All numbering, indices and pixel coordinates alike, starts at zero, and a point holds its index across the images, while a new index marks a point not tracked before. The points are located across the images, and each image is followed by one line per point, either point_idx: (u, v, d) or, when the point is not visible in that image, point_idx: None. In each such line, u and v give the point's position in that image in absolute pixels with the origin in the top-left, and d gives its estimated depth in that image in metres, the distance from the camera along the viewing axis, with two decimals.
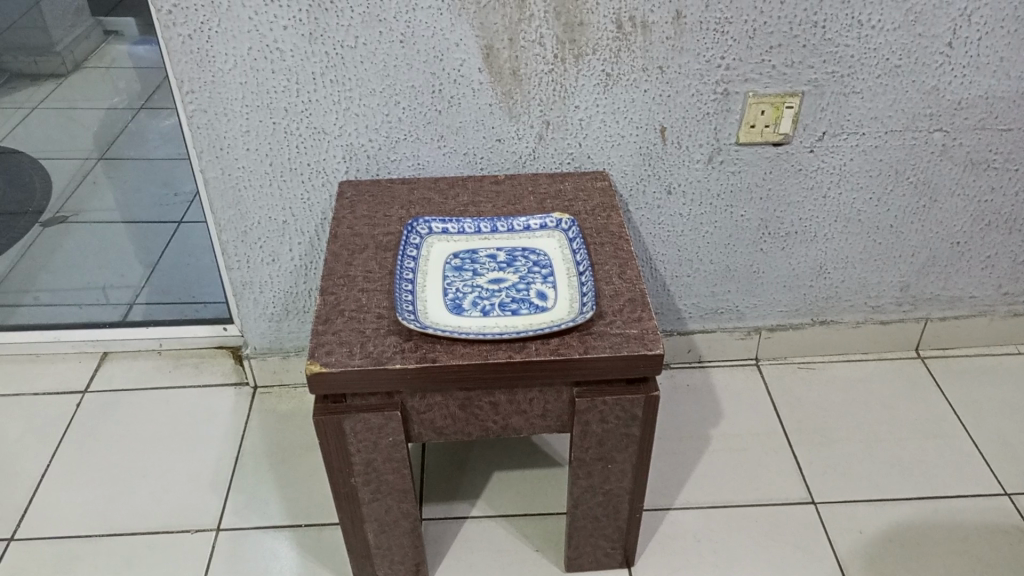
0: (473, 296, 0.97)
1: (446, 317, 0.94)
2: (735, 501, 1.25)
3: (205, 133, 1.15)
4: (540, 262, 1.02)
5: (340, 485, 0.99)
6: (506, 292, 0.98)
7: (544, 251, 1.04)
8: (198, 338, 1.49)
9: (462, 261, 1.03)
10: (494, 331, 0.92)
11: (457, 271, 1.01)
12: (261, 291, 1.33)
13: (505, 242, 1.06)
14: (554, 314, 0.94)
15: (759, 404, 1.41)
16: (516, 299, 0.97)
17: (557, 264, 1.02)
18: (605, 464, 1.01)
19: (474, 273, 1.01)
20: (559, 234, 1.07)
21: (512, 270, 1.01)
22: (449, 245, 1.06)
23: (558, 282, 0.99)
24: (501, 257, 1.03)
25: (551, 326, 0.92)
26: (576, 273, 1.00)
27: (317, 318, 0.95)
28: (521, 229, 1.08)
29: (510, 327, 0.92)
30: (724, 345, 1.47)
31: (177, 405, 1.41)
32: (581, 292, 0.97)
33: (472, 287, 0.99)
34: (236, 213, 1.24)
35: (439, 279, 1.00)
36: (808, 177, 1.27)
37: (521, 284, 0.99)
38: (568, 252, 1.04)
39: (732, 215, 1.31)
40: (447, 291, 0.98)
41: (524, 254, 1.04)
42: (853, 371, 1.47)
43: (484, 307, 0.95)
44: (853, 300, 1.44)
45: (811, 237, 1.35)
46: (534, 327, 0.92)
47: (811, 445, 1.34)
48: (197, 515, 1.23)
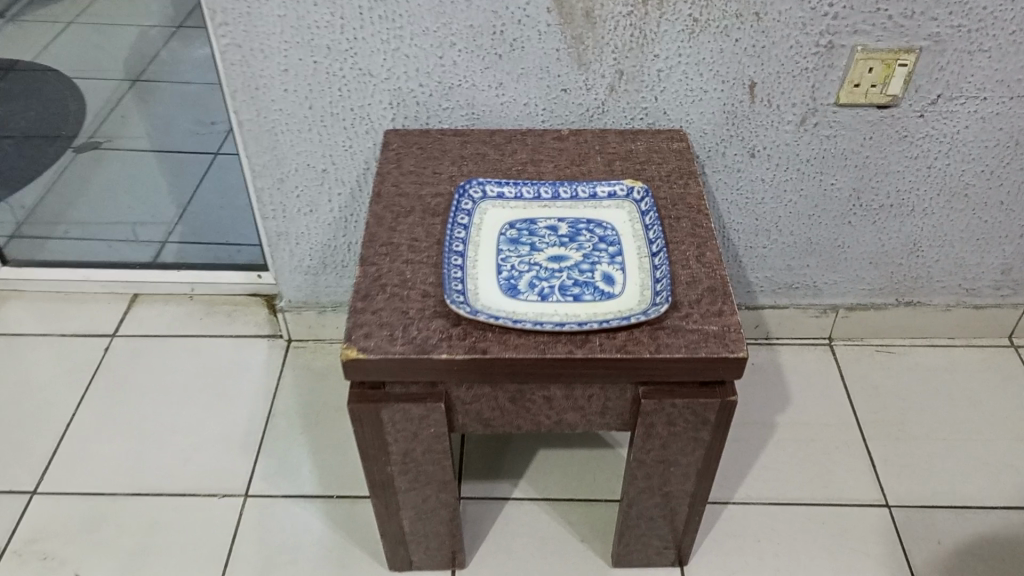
0: (530, 276, 0.86)
1: (498, 300, 0.83)
2: (801, 499, 1.15)
3: (239, 71, 1.03)
4: (607, 238, 0.90)
5: (375, 473, 0.90)
6: (568, 273, 0.86)
7: (612, 225, 0.92)
8: (233, 284, 1.41)
9: (519, 233, 0.91)
10: (553, 322, 0.81)
11: (513, 244, 0.90)
12: (298, 243, 1.23)
13: (568, 211, 0.94)
14: (622, 303, 0.83)
15: (831, 389, 1.30)
16: (579, 282, 0.85)
17: (627, 242, 0.90)
18: (667, 467, 0.91)
19: (532, 248, 0.90)
20: (630, 205, 0.94)
21: (575, 246, 0.89)
22: (505, 213, 0.94)
23: (628, 264, 0.87)
24: (564, 230, 0.92)
25: (619, 320, 0.80)
26: (649, 255, 0.88)
27: (355, 293, 0.85)
28: (586, 197, 0.96)
29: (571, 317, 0.81)
30: (795, 322, 1.34)
31: (209, 356, 1.34)
32: (654, 278, 0.85)
33: (529, 266, 0.87)
34: (272, 158, 1.13)
35: (493, 253, 0.89)
36: (913, 145, 1.12)
37: (585, 265, 0.87)
38: (640, 229, 0.92)
39: (822, 182, 1.16)
40: (501, 268, 0.87)
41: (589, 227, 0.92)
42: (938, 358, 1.34)
43: (542, 290, 0.84)
44: (946, 281, 1.30)
45: (907, 211, 1.20)
46: (599, 319, 0.81)
47: (887, 440, 1.22)
48: (225, 478, 1.17)
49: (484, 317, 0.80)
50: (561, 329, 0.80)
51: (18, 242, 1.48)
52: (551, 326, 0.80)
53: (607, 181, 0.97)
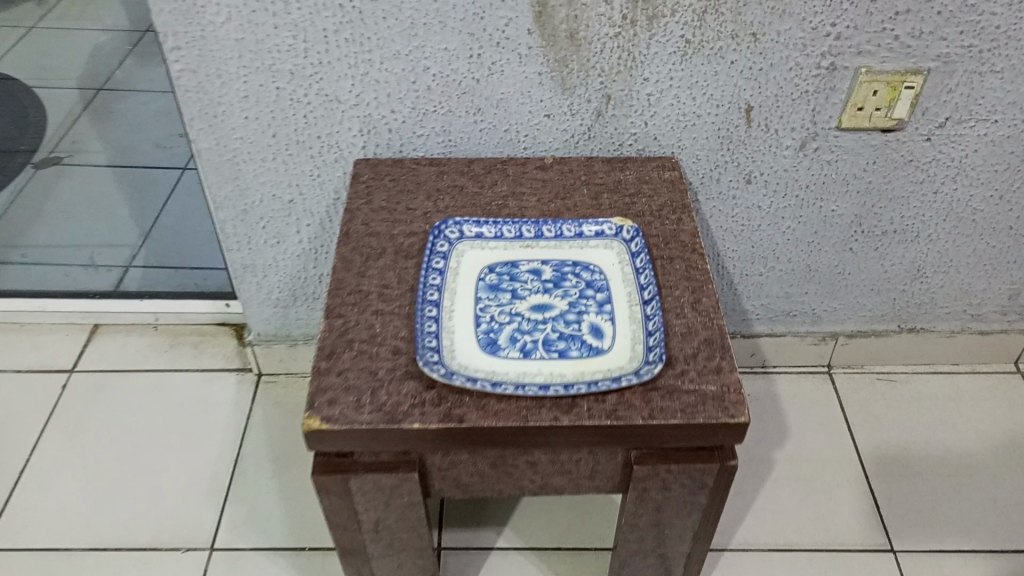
0: (512, 329, 0.79)
1: (476, 359, 0.76)
2: (802, 545, 1.09)
3: (194, 98, 0.95)
4: (595, 283, 0.83)
5: (345, 541, 0.83)
6: (552, 325, 0.79)
7: (600, 267, 0.85)
8: (199, 314, 1.34)
9: (499, 278, 0.84)
10: (536, 384, 0.73)
11: (493, 291, 0.83)
12: (265, 275, 1.16)
13: (552, 252, 0.87)
14: (611, 361, 0.76)
15: (831, 421, 1.24)
16: (565, 335, 0.78)
17: (616, 288, 0.83)
18: (661, 529, 0.85)
19: (514, 296, 0.82)
20: (619, 245, 0.87)
21: (559, 293, 0.82)
22: (484, 255, 0.87)
23: (617, 313, 0.80)
24: (547, 274, 0.84)
25: (608, 382, 0.73)
26: (640, 302, 0.81)
27: (319, 351, 0.78)
28: (571, 235, 0.89)
29: (556, 379, 0.74)
30: (793, 350, 1.28)
31: (174, 393, 1.26)
32: (647, 330, 0.78)
33: (510, 316, 0.80)
34: (234, 188, 1.05)
35: (470, 301, 0.82)
36: (919, 170, 1.05)
37: (571, 315, 0.80)
38: (631, 271, 0.84)
39: (822, 209, 1.09)
40: (479, 320, 0.80)
41: (575, 270, 0.85)
42: (941, 386, 1.28)
43: (524, 346, 0.77)
44: (950, 307, 1.23)
45: (911, 236, 1.13)
46: (586, 380, 0.74)
47: (890, 478, 1.17)
48: (191, 530, 1.10)
49: (459, 381, 0.73)
50: (545, 393, 0.73)
51: None
52: (534, 391, 0.73)
53: (595, 218, 0.90)
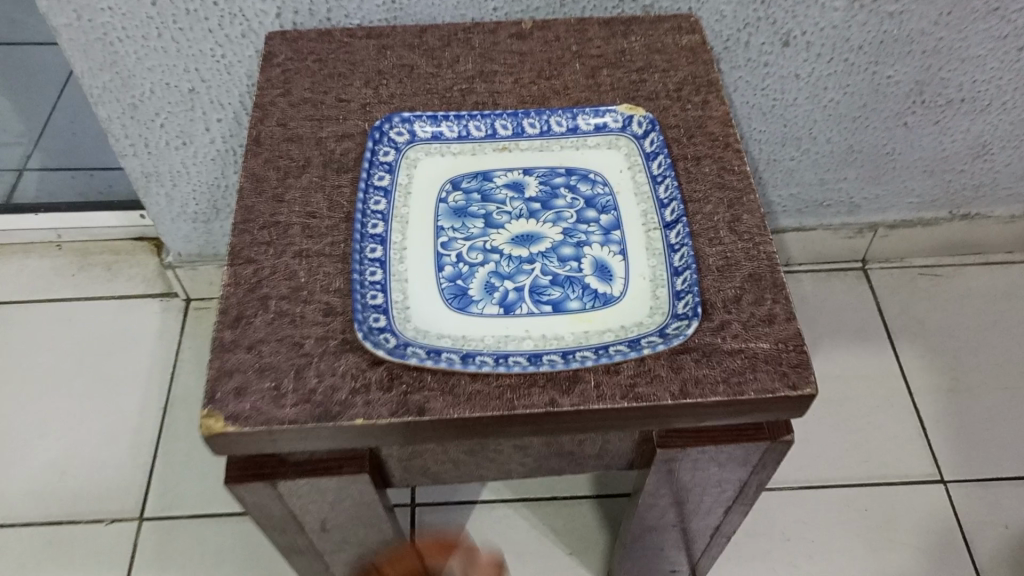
0: (486, 273, 0.57)
1: (438, 319, 0.55)
2: (836, 480, 0.94)
3: None
4: (596, 201, 0.62)
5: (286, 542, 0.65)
6: (541, 264, 0.58)
7: (603, 178, 0.63)
8: (108, 227, 1.11)
9: (466, 198, 0.62)
10: (523, 354, 0.53)
11: (459, 217, 0.61)
12: (176, 185, 0.92)
13: (537, 157, 0.65)
14: (624, 314, 0.55)
15: (866, 328, 1.06)
16: (560, 279, 0.57)
17: (626, 208, 0.61)
18: (686, 505, 0.67)
19: (488, 222, 0.60)
20: (627, 143, 0.65)
21: (550, 217, 0.61)
22: (444, 165, 0.65)
23: (629, 243, 0.59)
24: (532, 190, 0.62)
25: (622, 347, 0.53)
26: (660, 226, 0.60)
27: (221, 316, 0.56)
28: (562, 131, 0.66)
29: (550, 344, 0.54)
30: (822, 245, 1.09)
31: (86, 328, 1.05)
32: (670, 267, 0.57)
33: (483, 254, 0.58)
34: (114, 77, 0.80)
35: (429, 233, 0.60)
36: (1005, 20, 0.81)
37: (567, 248, 0.59)
38: (644, 181, 0.63)
39: (875, 74, 0.86)
40: (441, 260, 0.58)
41: (569, 184, 0.63)
42: (994, 280, 1.10)
43: (505, 298, 0.56)
44: (1014, 188, 1.02)
45: (981, 106, 0.91)
46: (592, 344, 0.54)
47: (936, 394, 1.00)
48: (115, 496, 0.92)
49: (415, 359, 0.52)
50: (535, 367, 0.52)
51: None
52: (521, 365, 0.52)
53: (593, 104, 0.67)
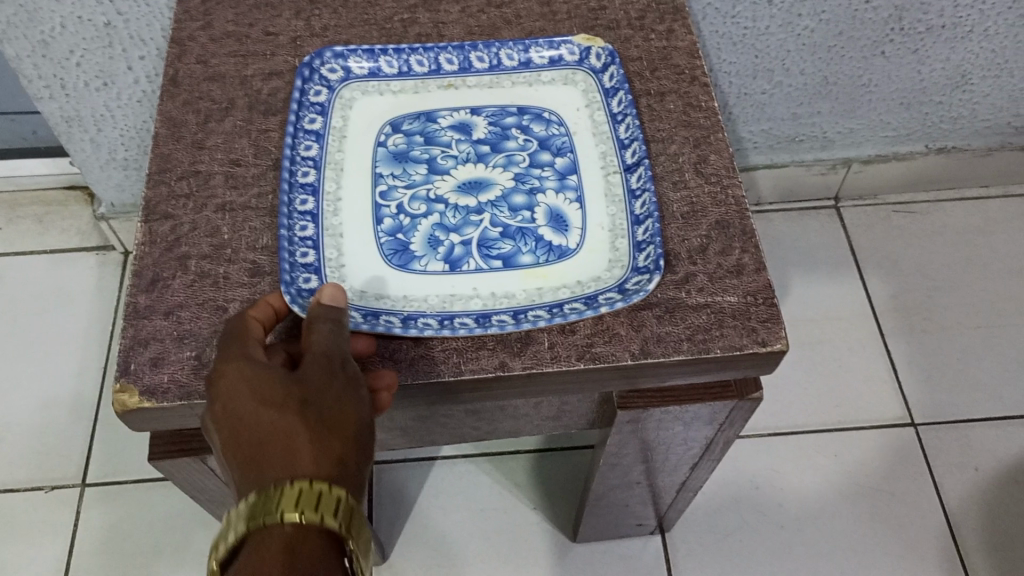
0: (429, 226, 0.51)
1: (375, 277, 0.49)
2: (807, 426, 0.91)
3: None
4: (550, 143, 0.55)
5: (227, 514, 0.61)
6: (490, 215, 0.51)
7: (558, 119, 0.57)
8: (38, 176, 1.01)
9: (408, 142, 0.56)
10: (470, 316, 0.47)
11: (399, 163, 0.54)
12: (101, 129, 0.85)
13: (485, 96, 0.58)
14: (581, 268, 0.50)
15: (839, 268, 1.02)
16: (511, 231, 0.51)
17: (585, 149, 0.55)
18: (650, 463, 0.64)
19: (431, 168, 0.54)
20: (584, 78, 0.59)
21: (500, 161, 0.54)
22: (383, 105, 0.58)
23: (587, 189, 0.53)
24: (480, 132, 0.56)
25: (578, 305, 0.48)
26: (620, 168, 0.54)
27: (136, 279, 0.50)
28: (514, 65, 0.60)
29: (500, 304, 0.48)
30: (794, 183, 1.04)
31: (18, 284, 0.99)
32: (632, 215, 0.51)
33: (426, 203, 0.52)
34: (18, 10, 0.72)
35: (365, 182, 0.53)
36: None
37: (519, 196, 0.52)
38: (603, 121, 0.57)
39: (853, 0, 0.80)
40: (379, 211, 0.52)
41: (521, 124, 0.56)
42: (968, 215, 1.06)
43: (450, 253, 0.50)
44: (993, 119, 0.98)
45: (962, 33, 0.85)
46: (545, 303, 0.48)
47: (908, 335, 0.97)
48: (56, 462, 0.87)
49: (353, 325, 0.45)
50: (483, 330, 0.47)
51: None
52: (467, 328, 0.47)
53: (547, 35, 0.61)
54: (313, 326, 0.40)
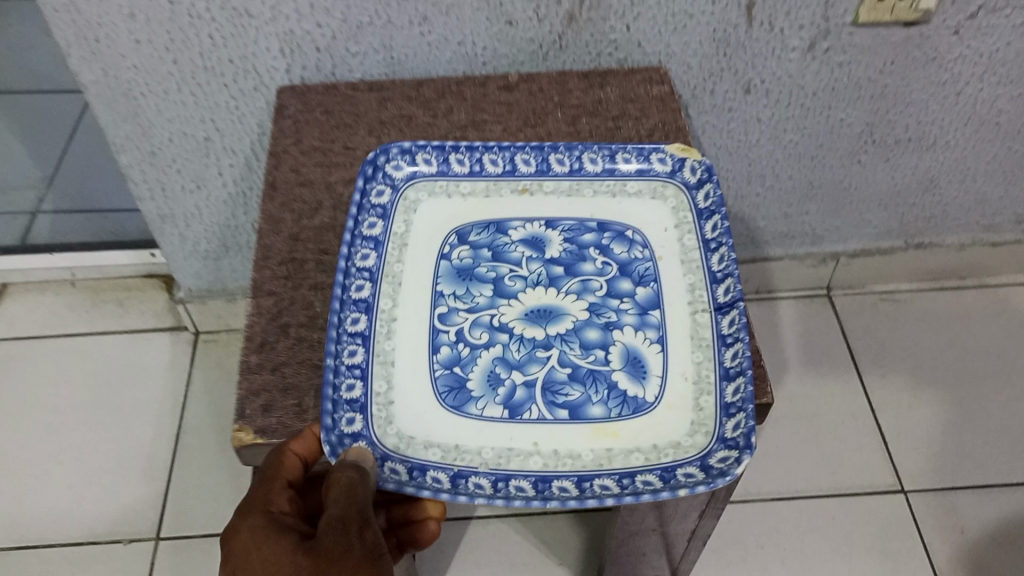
0: (493, 367, 0.53)
1: (425, 424, 0.51)
2: (807, 491, 1.01)
3: (67, 19, 0.75)
4: (642, 272, 0.58)
5: None
6: (558, 351, 0.53)
7: (645, 241, 0.60)
8: (120, 266, 1.16)
9: (473, 257, 0.59)
10: (529, 480, 0.49)
11: (461, 280, 0.57)
12: (188, 225, 1.00)
13: (566, 201, 0.63)
14: (657, 431, 0.50)
15: (832, 350, 1.14)
16: (581, 375, 0.52)
17: (666, 281, 0.57)
18: (664, 511, 0.74)
19: (500, 288, 0.57)
20: (674, 193, 0.63)
21: (574, 286, 0.57)
22: (445, 206, 0.63)
23: (668, 332, 0.54)
24: (553, 252, 0.59)
25: (653, 475, 0.49)
26: (712, 308, 0.55)
27: (248, 342, 0.63)
28: (597, 171, 0.65)
29: (563, 466, 0.49)
30: (790, 273, 1.17)
31: (99, 359, 1.11)
32: (722, 368, 0.52)
33: (489, 331, 0.54)
34: (136, 127, 0.87)
35: (426, 301, 0.56)
36: (942, 69, 0.90)
37: (592, 333, 0.54)
38: (694, 251, 0.59)
39: (829, 118, 0.95)
40: (439, 337, 0.55)
41: (600, 244, 0.60)
42: (947, 304, 1.18)
43: (510, 396, 0.52)
44: (963, 218, 1.11)
45: (926, 144, 1.00)
46: (614, 471, 0.49)
47: (896, 410, 1.08)
48: (131, 518, 0.97)
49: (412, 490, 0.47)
50: (542, 494, 0.48)
51: None
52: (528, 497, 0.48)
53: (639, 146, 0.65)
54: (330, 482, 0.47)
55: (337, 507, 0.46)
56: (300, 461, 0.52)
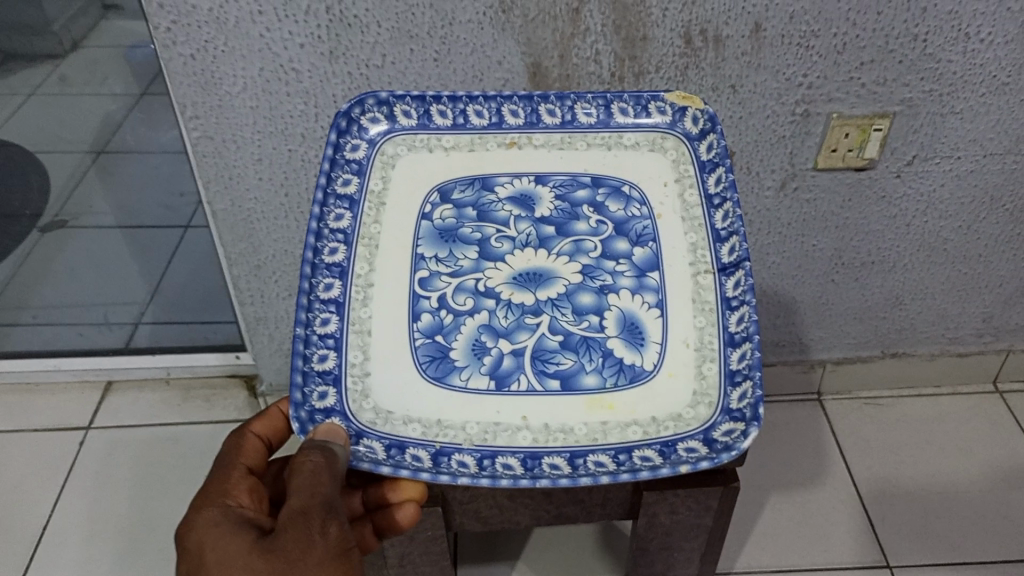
0: (478, 339, 0.64)
1: (408, 405, 0.63)
2: (800, 566, 1.15)
3: (212, 162, 1.01)
4: (644, 233, 0.71)
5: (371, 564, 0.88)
6: (551, 317, 0.65)
7: (647, 203, 0.73)
8: (209, 366, 1.40)
9: (458, 218, 0.72)
10: (517, 457, 0.60)
11: (444, 244, 0.70)
12: (277, 326, 1.23)
13: (558, 154, 0.77)
14: (657, 406, 0.62)
15: (822, 448, 1.31)
16: (579, 342, 0.64)
17: (660, 234, 0.70)
18: (670, 552, 0.89)
19: (491, 254, 0.69)
20: (672, 145, 0.77)
21: (567, 247, 0.69)
22: (422, 157, 0.77)
23: (668, 300, 0.67)
24: (545, 212, 0.72)
25: (652, 451, 0.60)
26: (715, 270, 0.68)
27: None
28: (592, 124, 0.78)
29: (555, 439, 0.61)
30: (783, 379, 1.36)
31: (187, 443, 1.31)
32: (728, 333, 0.65)
33: (474, 297, 0.66)
34: (248, 246, 1.11)
35: (405, 264, 0.69)
36: (891, 205, 1.13)
37: (587, 298, 0.66)
38: (699, 216, 0.72)
39: (804, 244, 1.16)
40: (421, 305, 0.67)
41: (593, 204, 0.73)
42: (924, 409, 1.36)
43: (497, 368, 0.63)
44: (930, 332, 1.30)
45: (888, 267, 1.20)
46: (610, 446, 0.60)
47: (882, 498, 1.24)
48: None
49: (387, 470, 0.58)
50: (532, 469, 0.59)
51: None
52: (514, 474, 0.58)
53: (637, 95, 0.78)
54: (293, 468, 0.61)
55: (300, 498, 0.60)
56: (257, 436, 0.74)
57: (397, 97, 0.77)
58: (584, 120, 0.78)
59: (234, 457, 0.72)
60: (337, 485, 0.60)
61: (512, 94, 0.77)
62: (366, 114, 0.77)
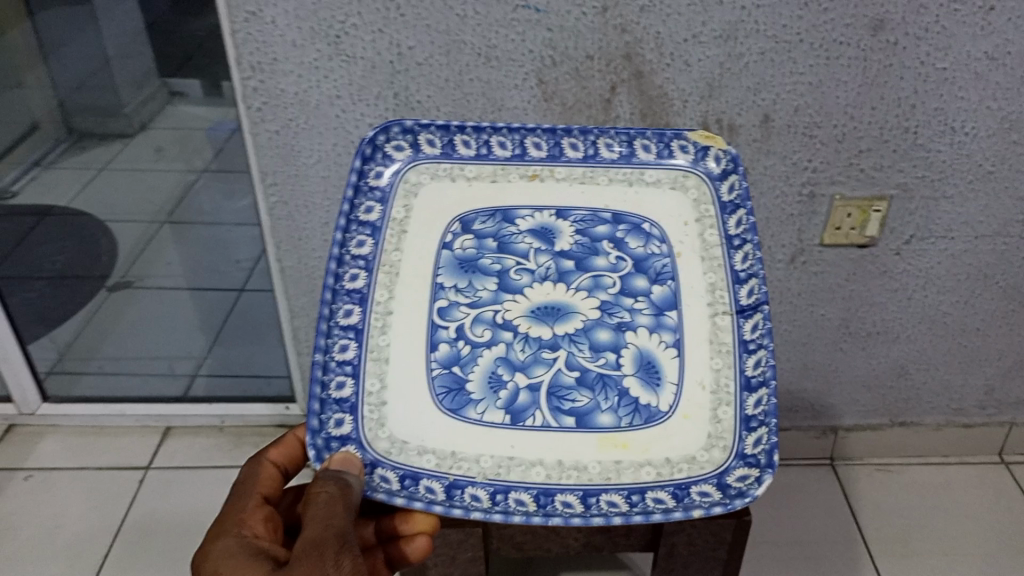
0: (490, 373, 0.74)
1: (418, 433, 0.72)
2: None
3: (284, 224, 1.15)
4: (664, 271, 0.81)
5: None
6: (568, 351, 0.75)
7: (668, 240, 0.83)
8: (260, 417, 1.51)
9: (479, 249, 0.83)
10: (531, 494, 0.69)
11: (463, 275, 0.81)
12: None
13: (579, 187, 0.87)
14: (671, 449, 0.72)
15: (834, 509, 1.38)
16: (597, 380, 0.74)
17: (678, 271, 0.81)
18: None
19: (510, 288, 0.79)
20: (692, 183, 0.88)
21: (587, 282, 0.80)
22: (444, 185, 0.87)
23: (686, 339, 0.77)
24: (566, 247, 0.83)
25: (665, 493, 0.69)
26: (736, 311, 0.78)
27: None
28: (616, 158, 0.89)
29: (568, 478, 0.70)
30: (796, 443, 1.45)
31: None
32: (745, 377, 0.75)
33: (491, 329, 0.76)
34: (309, 300, 1.25)
35: (428, 291, 0.80)
36: (892, 279, 1.23)
37: (604, 334, 0.76)
38: (719, 258, 0.82)
39: (813, 313, 1.27)
40: (439, 334, 0.77)
41: (613, 240, 0.83)
42: (932, 476, 1.44)
43: (512, 404, 0.73)
44: (935, 402, 1.39)
45: (892, 337, 1.30)
46: (623, 488, 0.70)
47: (892, 557, 1.30)
48: None
49: (400, 501, 0.68)
50: (544, 505, 0.69)
51: (55, 377, 1.55)
52: (527, 511, 0.68)
53: (660, 133, 0.89)
54: (311, 501, 0.68)
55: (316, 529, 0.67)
56: (273, 464, 0.85)
57: (423, 127, 0.88)
58: (607, 154, 0.89)
59: (251, 486, 0.82)
60: (349, 519, 0.68)
61: (536, 128, 0.88)
62: (391, 141, 0.88)
